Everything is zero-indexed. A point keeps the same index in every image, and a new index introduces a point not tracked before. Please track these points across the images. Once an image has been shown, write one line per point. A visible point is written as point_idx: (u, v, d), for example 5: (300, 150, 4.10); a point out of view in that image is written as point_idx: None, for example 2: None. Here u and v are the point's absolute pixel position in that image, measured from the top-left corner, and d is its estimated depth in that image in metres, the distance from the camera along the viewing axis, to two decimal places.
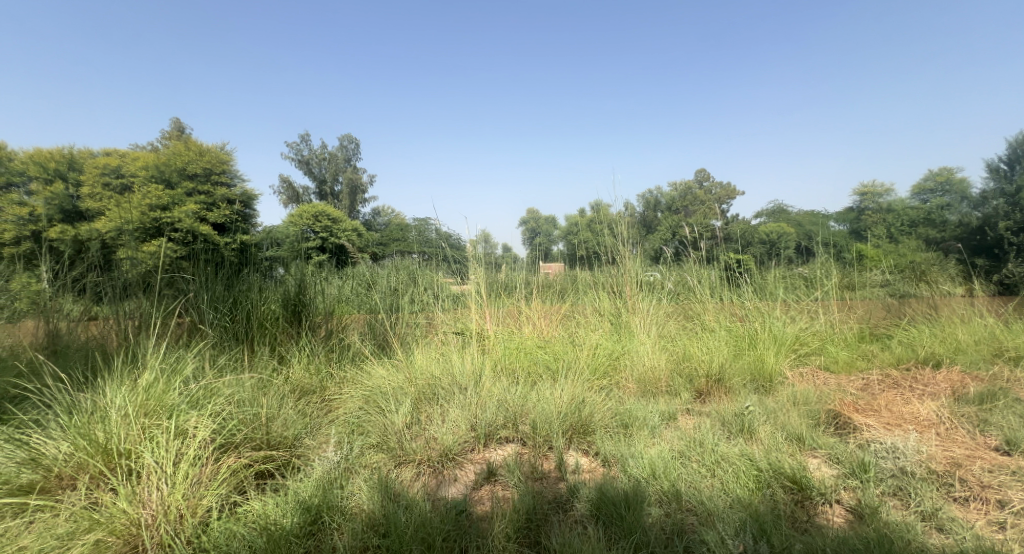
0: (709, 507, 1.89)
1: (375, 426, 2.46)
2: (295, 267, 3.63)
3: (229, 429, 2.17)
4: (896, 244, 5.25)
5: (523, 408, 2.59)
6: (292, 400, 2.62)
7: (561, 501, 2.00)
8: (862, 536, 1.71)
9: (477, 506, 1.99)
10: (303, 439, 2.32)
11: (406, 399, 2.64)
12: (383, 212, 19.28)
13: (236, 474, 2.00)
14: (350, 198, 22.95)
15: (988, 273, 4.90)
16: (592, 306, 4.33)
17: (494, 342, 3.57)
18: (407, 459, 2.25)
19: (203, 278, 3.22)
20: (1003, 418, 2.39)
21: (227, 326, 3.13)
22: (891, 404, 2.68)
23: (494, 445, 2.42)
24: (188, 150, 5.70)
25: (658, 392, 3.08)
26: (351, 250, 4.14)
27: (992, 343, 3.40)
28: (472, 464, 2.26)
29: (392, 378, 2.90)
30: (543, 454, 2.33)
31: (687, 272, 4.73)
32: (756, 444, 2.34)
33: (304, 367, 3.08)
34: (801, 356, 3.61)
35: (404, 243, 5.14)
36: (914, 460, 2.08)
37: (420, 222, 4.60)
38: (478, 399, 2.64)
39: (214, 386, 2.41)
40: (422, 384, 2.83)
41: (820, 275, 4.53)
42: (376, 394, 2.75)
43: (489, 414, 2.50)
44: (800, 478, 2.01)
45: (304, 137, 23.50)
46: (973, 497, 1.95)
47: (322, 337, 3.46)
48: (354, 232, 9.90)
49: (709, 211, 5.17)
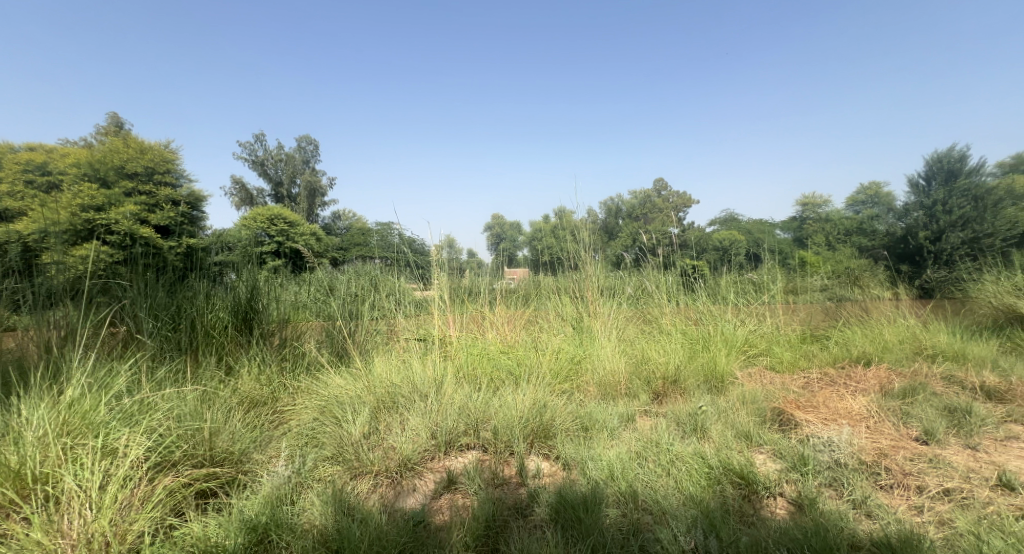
0: (663, 506, 2.00)
1: (330, 437, 2.45)
2: (247, 271, 3.51)
3: (166, 446, 2.13)
4: (833, 252, 5.88)
5: (484, 414, 2.65)
6: (239, 414, 2.57)
7: (520, 507, 2.06)
8: (801, 527, 1.84)
9: (435, 516, 2.02)
10: (251, 453, 2.29)
11: (364, 409, 2.64)
12: (343, 215, 19.02)
13: (173, 495, 1.96)
14: (308, 202, 22.41)
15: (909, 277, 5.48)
16: (556, 311, 4.44)
17: (456, 347, 3.60)
18: (363, 471, 2.25)
19: (141, 284, 3.11)
20: (922, 411, 2.60)
21: (168, 336, 3.04)
22: (828, 401, 2.89)
23: (454, 453, 2.46)
24: (133, 153, 5.44)
25: (617, 395, 3.20)
26: (306, 254, 4.11)
27: (914, 342, 3.68)
28: (432, 473, 2.29)
29: (350, 387, 2.90)
30: (504, 460, 2.39)
31: (647, 278, 4.90)
32: (708, 442, 2.49)
33: (254, 377, 3.02)
34: (750, 357, 3.82)
35: (366, 249, 5.23)
36: (847, 452, 2.26)
37: (382, 226, 4.49)
38: (438, 407, 2.68)
39: (150, 401, 2.39)
40: (381, 392, 2.84)
41: (767, 280, 4.84)
42: (332, 404, 2.74)
43: (449, 422, 2.54)
44: (747, 473, 2.15)
45: (259, 138, 22.83)
46: (897, 484, 2.11)
47: (276, 346, 3.39)
48: (311, 235, 9.71)
49: (666, 219, 5.46)
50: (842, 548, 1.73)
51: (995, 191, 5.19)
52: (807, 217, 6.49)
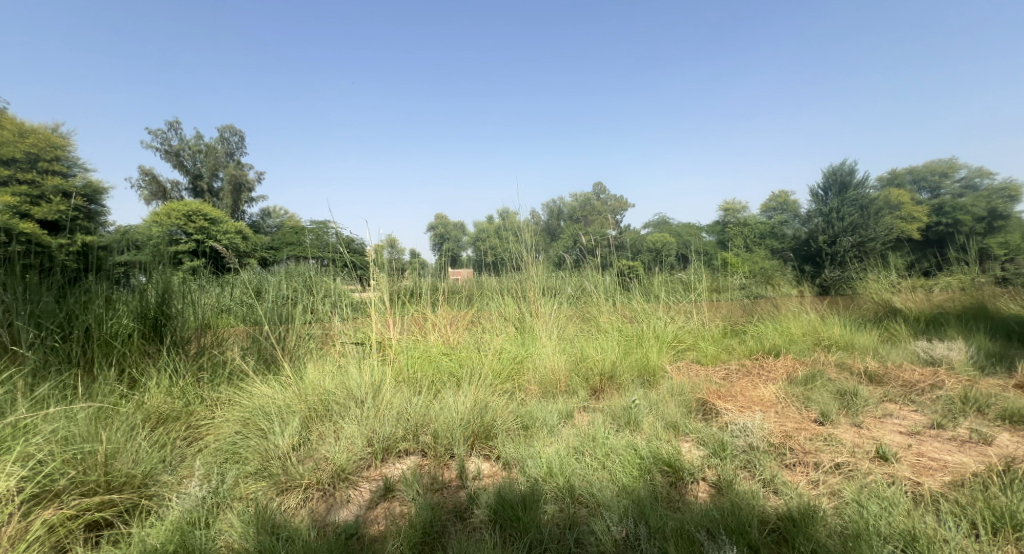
0: (598, 498, 2.13)
1: (255, 453, 2.39)
2: (158, 274, 3.33)
3: (49, 475, 2.01)
4: (750, 253, 6.73)
5: (424, 418, 2.68)
6: (145, 431, 2.42)
7: (460, 510, 2.12)
8: (720, 508, 2.00)
9: (370, 526, 2.04)
10: (158, 475, 2.18)
11: (293, 420, 2.59)
12: (272, 214, 18.27)
13: (55, 530, 1.85)
14: (231, 197, 21.23)
15: (812, 275, 7.51)
16: (498, 311, 4.55)
17: (396, 351, 3.60)
18: (292, 485, 2.22)
19: (21, 287, 2.85)
20: (820, 395, 2.91)
21: (56, 347, 2.79)
22: (745, 390, 3.17)
23: (392, 459, 2.48)
24: (23, 142, 4.87)
25: (557, 392, 3.34)
26: (226, 253, 3.94)
27: (814, 334, 4.10)
28: (368, 483, 2.31)
29: (279, 395, 2.82)
30: (444, 463, 2.44)
31: (586, 278, 5.13)
32: (640, 434, 2.67)
33: (164, 390, 2.84)
34: (679, 351, 4.09)
35: (301, 249, 5.18)
36: (759, 436, 2.51)
37: (318, 226, 4.31)
38: (376, 413, 2.69)
39: (30, 423, 2.23)
40: (314, 400, 2.81)
41: (695, 279, 5.21)
42: (257, 416, 2.67)
43: (387, 428, 2.55)
44: (674, 461, 2.33)
45: (174, 127, 21.40)
46: (799, 462, 2.36)
47: (192, 354, 3.22)
48: (229, 231, 9.22)
49: (605, 221, 5.72)
50: (753, 523, 1.89)
51: (874, 202, 7.19)
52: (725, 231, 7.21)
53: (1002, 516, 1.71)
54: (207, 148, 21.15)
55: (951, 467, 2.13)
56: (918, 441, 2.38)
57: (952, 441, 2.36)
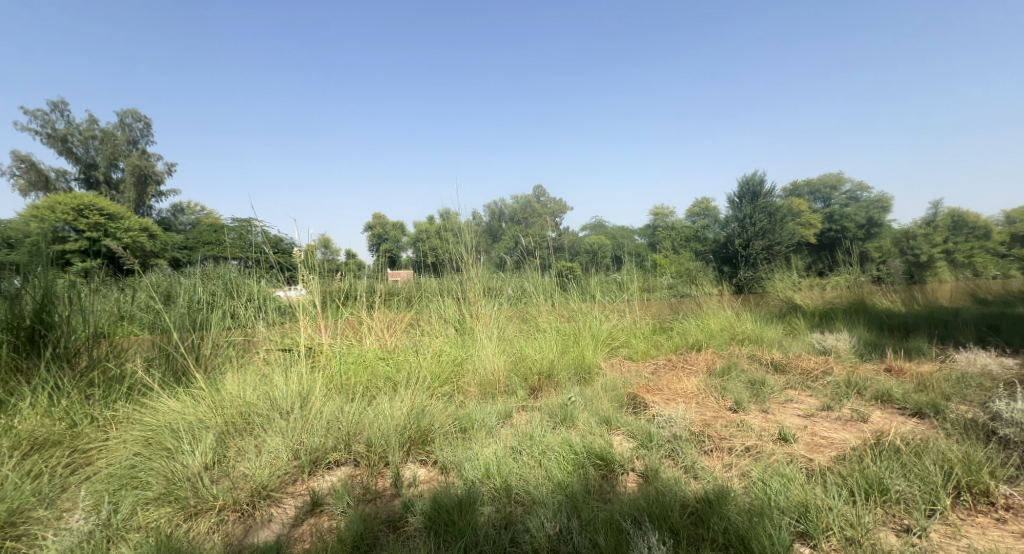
0: (533, 497, 2.21)
1: (159, 475, 2.25)
2: (39, 276, 2.99)
3: None
4: (677, 256, 7.18)
5: (358, 426, 2.65)
6: (16, 461, 2.22)
7: (394, 519, 2.12)
8: (646, 496, 2.13)
9: (296, 544, 1.98)
10: (31, 511, 2.02)
11: (206, 436, 2.47)
12: (188, 211, 17.13)
13: None
14: (136, 189, 19.62)
15: (727, 275, 8.11)
16: (438, 313, 4.57)
17: (328, 357, 3.51)
18: (204, 508, 2.12)
19: None
20: (735, 385, 3.18)
21: None
22: (671, 383, 3.40)
23: (321, 472, 2.44)
24: None
25: (496, 393, 3.40)
26: (124, 253, 3.58)
27: (730, 329, 4.45)
28: (293, 498, 2.25)
29: (189, 412, 2.69)
30: (378, 472, 2.43)
31: (525, 279, 5.22)
32: (575, 430, 2.79)
33: (42, 413, 2.61)
34: (613, 348, 4.30)
35: (219, 248, 4.91)
36: (682, 426, 2.71)
37: (239, 225, 4.07)
38: (304, 423, 2.63)
39: None
40: (232, 413, 2.70)
41: (628, 280, 5.47)
42: (160, 435, 2.52)
43: (316, 440, 2.51)
44: (606, 455, 2.47)
45: (57, 107, 19.59)
46: (716, 447, 2.56)
47: (81, 369, 2.97)
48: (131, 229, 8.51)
49: (544, 224, 5.87)
50: (675, 508, 2.03)
51: (779, 210, 7.94)
52: (657, 239, 7.56)
53: (873, 483, 1.95)
54: (101, 133, 19.44)
55: (837, 444, 2.40)
56: (812, 422, 2.67)
57: (838, 421, 2.66)
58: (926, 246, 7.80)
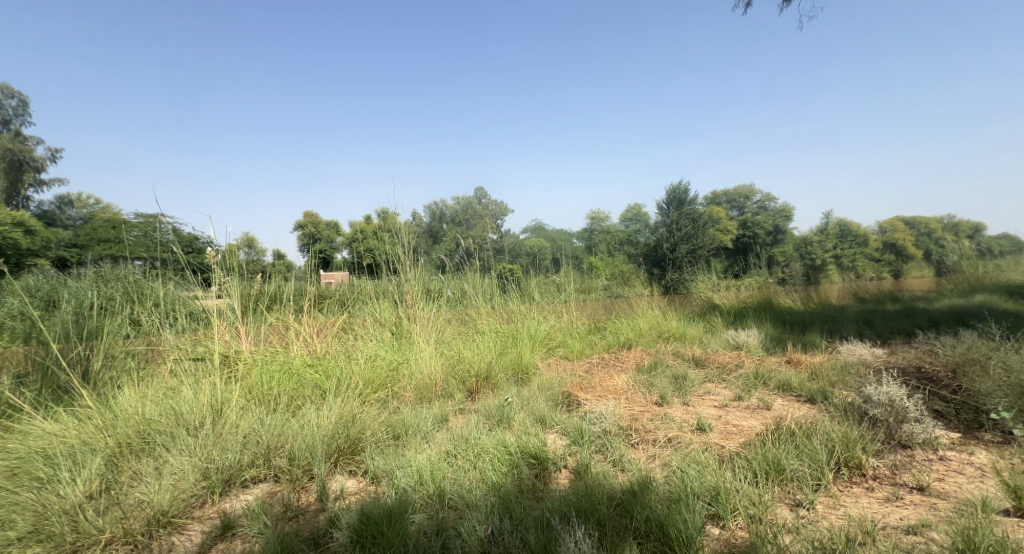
0: (467, 501, 2.20)
1: (27, 511, 2.02)
2: None
3: None
4: (613, 259, 7.45)
5: (279, 439, 2.54)
6: None
7: (318, 536, 2.04)
8: (577, 492, 2.18)
9: None
10: None
11: (93, 462, 2.27)
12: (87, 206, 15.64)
13: None
14: None
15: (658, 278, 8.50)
16: (373, 316, 4.47)
17: (249, 366, 3.34)
18: (86, 544, 1.92)
19: None
20: (660, 380, 3.34)
21: None
22: (603, 381, 3.51)
23: (236, 491, 2.31)
24: None
25: (432, 396, 3.38)
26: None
27: (657, 326, 4.67)
28: (201, 523, 2.12)
29: (71, 437, 2.46)
30: (301, 487, 2.34)
31: (466, 281, 5.13)
32: (511, 430, 2.82)
33: None
34: (550, 347, 4.40)
35: (121, 248, 4.53)
36: (611, 421, 2.81)
37: (145, 220, 3.85)
38: (216, 440, 2.49)
39: None
40: (127, 433, 2.51)
41: (566, 282, 5.61)
42: (31, 465, 2.28)
43: (230, 457, 2.38)
44: (540, 453, 2.51)
45: None
46: (642, 440, 2.68)
47: None
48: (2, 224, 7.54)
49: (486, 225, 5.87)
50: (602, 500, 2.10)
51: (702, 216, 8.44)
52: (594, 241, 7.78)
53: (772, 464, 2.12)
54: None
55: (746, 430, 2.59)
56: (726, 411, 2.86)
57: (747, 409, 2.87)
58: (821, 251, 8.57)
